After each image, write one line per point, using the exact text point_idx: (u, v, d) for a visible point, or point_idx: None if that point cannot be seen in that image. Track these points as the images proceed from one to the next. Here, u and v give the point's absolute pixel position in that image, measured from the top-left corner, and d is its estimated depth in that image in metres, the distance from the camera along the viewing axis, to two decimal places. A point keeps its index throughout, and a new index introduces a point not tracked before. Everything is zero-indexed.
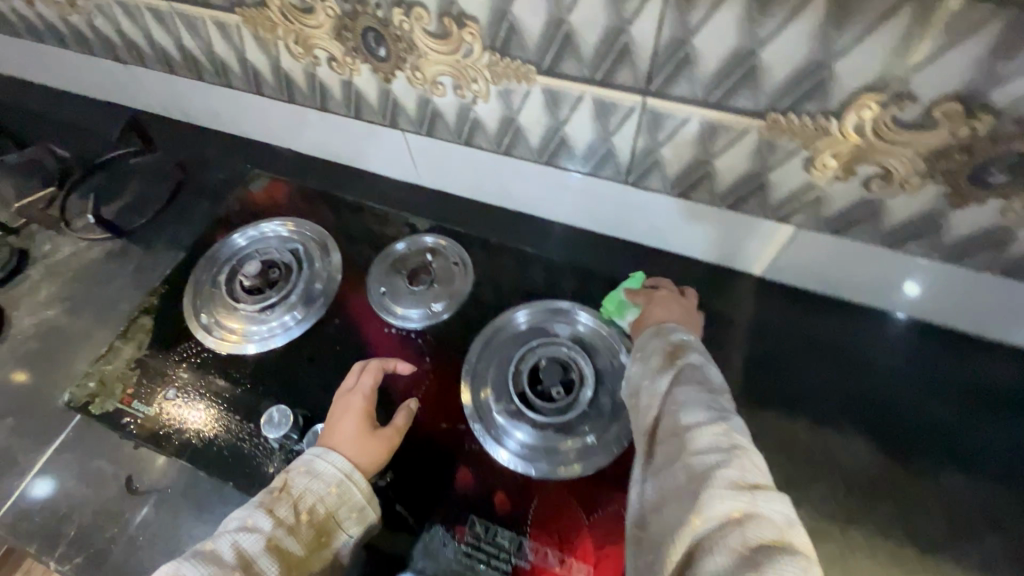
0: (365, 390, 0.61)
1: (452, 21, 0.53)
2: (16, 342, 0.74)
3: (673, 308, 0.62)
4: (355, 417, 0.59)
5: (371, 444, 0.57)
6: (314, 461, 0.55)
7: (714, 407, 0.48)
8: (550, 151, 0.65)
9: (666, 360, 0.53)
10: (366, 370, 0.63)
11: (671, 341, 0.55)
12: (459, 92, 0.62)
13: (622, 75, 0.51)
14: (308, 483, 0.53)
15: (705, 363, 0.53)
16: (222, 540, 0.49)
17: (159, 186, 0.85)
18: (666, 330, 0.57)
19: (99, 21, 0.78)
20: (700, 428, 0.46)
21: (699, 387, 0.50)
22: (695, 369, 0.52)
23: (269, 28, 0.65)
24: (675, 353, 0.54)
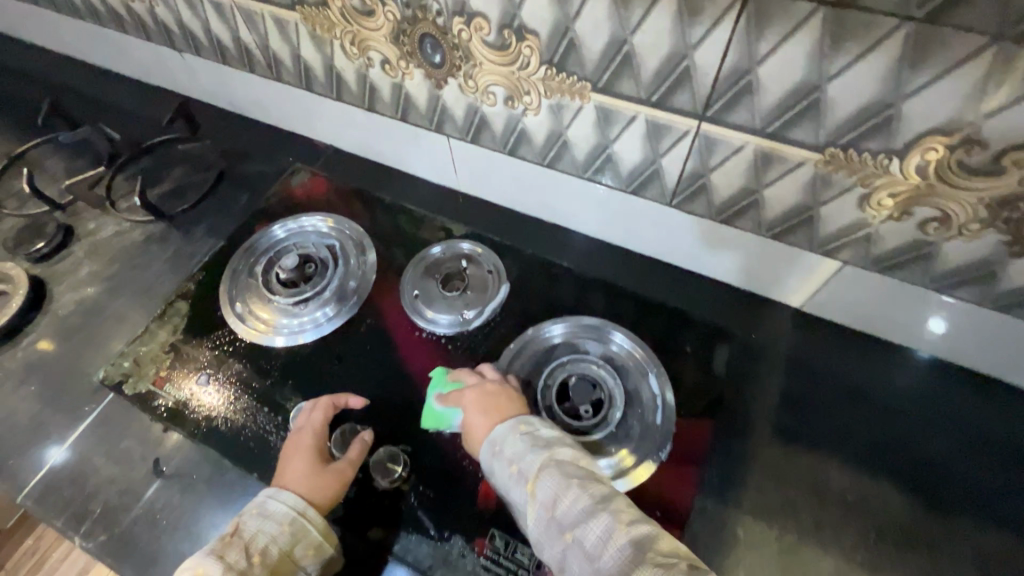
0: (314, 428, 0.61)
1: (512, 34, 0.54)
2: (54, 317, 0.75)
3: (491, 398, 0.59)
4: (305, 454, 0.59)
5: (324, 480, 0.57)
6: (266, 502, 0.55)
7: (596, 509, 0.46)
8: (594, 168, 0.65)
9: (526, 482, 0.50)
10: (317, 405, 0.63)
11: (515, 455, 0.52)
12: (510, 103, 0.62)
13: (679, 99, 0.51)
14: (259, 526, 0.54)
15: (552, 456, 0.51)
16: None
17: (203, 173, 0.87)
18: (497, 445, 0.54)
19: (160, 10, 0.80)
20: (603, 545, 0.44)
21: (566, 488, 0.48)
22: (555, 470, 0.50)
23: (327, 28, 0.66)
24: (523, 472, 0.51)
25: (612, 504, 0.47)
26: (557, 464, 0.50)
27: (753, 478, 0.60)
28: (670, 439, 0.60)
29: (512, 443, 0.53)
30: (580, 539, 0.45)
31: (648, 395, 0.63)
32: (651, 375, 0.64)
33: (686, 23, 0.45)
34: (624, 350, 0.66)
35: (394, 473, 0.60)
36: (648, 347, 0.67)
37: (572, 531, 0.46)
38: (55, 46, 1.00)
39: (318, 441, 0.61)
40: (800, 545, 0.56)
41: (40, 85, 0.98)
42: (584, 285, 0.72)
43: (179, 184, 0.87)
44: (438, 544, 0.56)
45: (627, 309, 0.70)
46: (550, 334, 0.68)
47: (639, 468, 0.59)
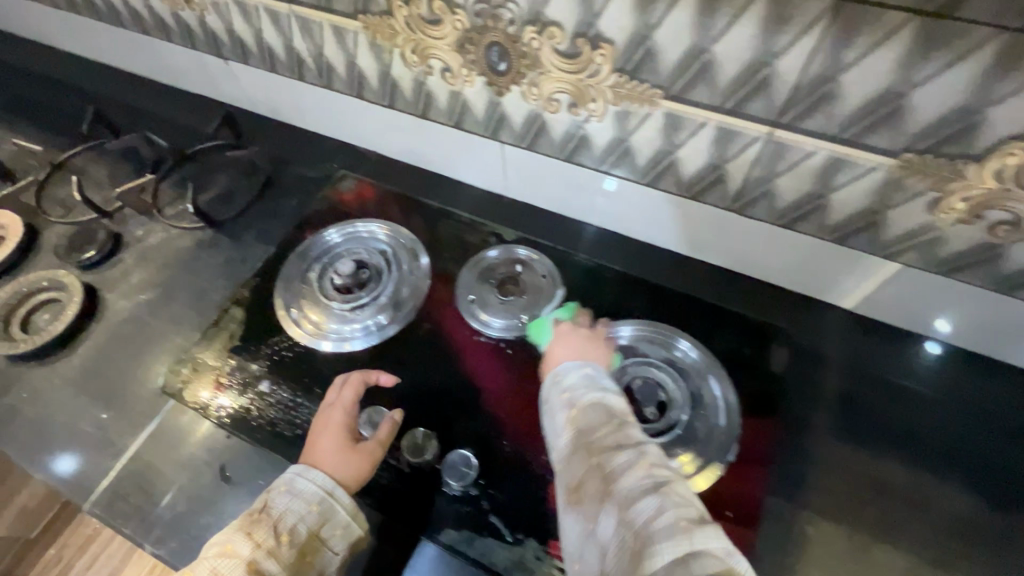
0: (346, 406, 0.62)
1: (586, 42, 0.54)
2: (108, 324, 0.75)
3: (577, 343, 0.62)
4: (333, 432, 0.60)
5: (354, 460, 0.58)
6: (295, 479, 0.55)
7: (629, 446, 0.48)
8: (654, 173, 0.66)
9: (569, 408, 0.52)
10: (348, 384, 0.64)
11: (567, 385, 0.54)
12: (574, 110, 0.63)
13: (754, 106, 0.52)
14: (288, 503, 0.54)
15: (603, 396, 0.52)
16: (202, 566, 0.50)
17: (249, 179, 0.88)
18: (559, 375, 0.56)
19: (211, 18, 0.80)
20: (625, 474, 0.46)
21: (609, 423, 0.50)
22: (600, 406, 0.51)
23: (388, 36, 0.66)
24: (572, 399, 0.53)
25: (647, 450, 0.48)
26: (605, 403, 0.51)
27: (819, 478, 0.60)
28: (735, 442, 0.61)
29: (570, 375, 0.55)
30: (603, 465, 0.47)
31: (712, 399, 0.63)
32: (716, 381, 0.64)
33: (771, 32, 0.46)
34: (690, 357, 0.66)
35: (470, 474, 0.60)
36: (710, 352, 0.67)
37: (596, 457, 0.48)
38: (91, 54, 1.00)
39: (349, 420, 0.62)
40: (869, 543, 0.57)
41: (78, 93, 0.98)
42: (639, 289, 0.73)
43: (225, 190, 0.87)
44: (514, 547, 0.57)
45: (684, 313, 0.71)
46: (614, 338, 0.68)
47: (708, 470, 0.59)
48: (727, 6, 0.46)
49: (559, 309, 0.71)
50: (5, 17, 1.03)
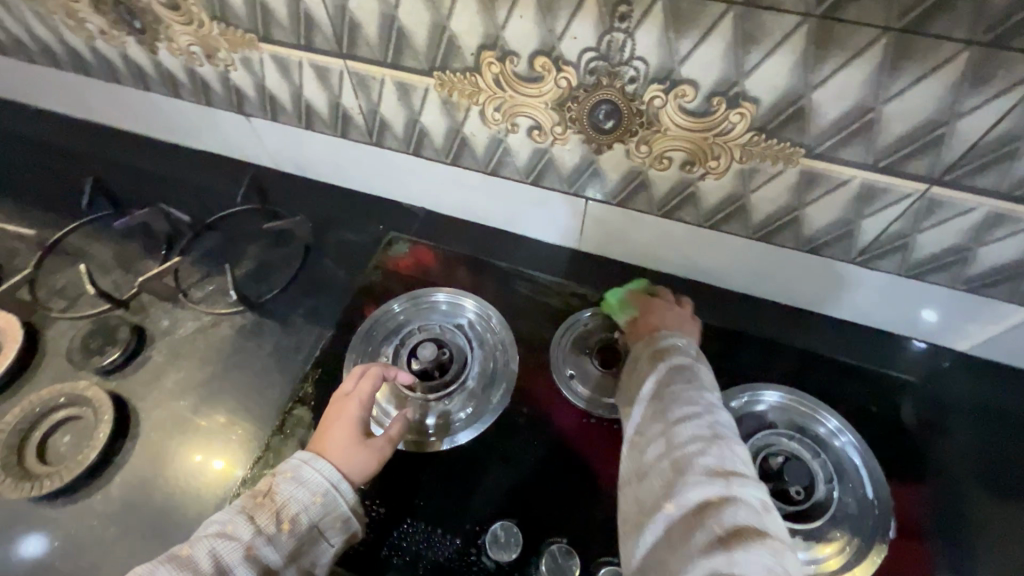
0: (362, 397, 0.58)
1: (724, 101, 0.49)
2: (148, 440, 0.64)
3: (669, 316, 0.61)
4: (346, 423, 0.56)
5: (362, 455, 0.55)
6: (301, 467, 0.51)
7: (700, 402, 0.48)
8: (770, 228, 0.61)
9: (656, 362, 0.53)
10: (366, 375, 0.59)
11: (663, 345, 0.55)
12: (688, 168, 0.57)
13: (915, 164, 0.48)
14: (292, 491, 0.50)
15: (692, 364, 0.52)
16: (199, 546, 0.46)
17: (286, 249, 0.78)
18: (658, 338, 0.56)
19: (237, 74, 0.70)
20: (687, 421, 0.46)
21: (687, 383, 0.50)
22: (684, 367, 0.52)
23: (468, 94, 0.59)
24: (660, 355, 0.53)
25: (719, 418, 0.47)
26: (691, 369, 0.51)
27: (985, 547, 0.57)
28: (893, 515, 0.56)
29: (666, 339, 0.56)
30: (667, 409, 0.48)
31: (860, 471, 0.58)
32: (863, 453, 0.59)
33: (962, 92, 0.42)
34: (833, 432, 0.60)
35: None
36: (848, 420, 0.62)
37: (663, 401, 0.49)
38: (91, 116, 0.90)
39: (364, 413, 0.58)
40: None
41: (76, 161, 0.87)
42: (749, 347, 0.68)
43: (259, 264, 0.76)
44: None
45: (801, 370, 0.66)
46: (756, 404, 0.63)
47: (874, 550, 0.54)
48: (916, 64, 0.41)
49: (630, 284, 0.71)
50: None
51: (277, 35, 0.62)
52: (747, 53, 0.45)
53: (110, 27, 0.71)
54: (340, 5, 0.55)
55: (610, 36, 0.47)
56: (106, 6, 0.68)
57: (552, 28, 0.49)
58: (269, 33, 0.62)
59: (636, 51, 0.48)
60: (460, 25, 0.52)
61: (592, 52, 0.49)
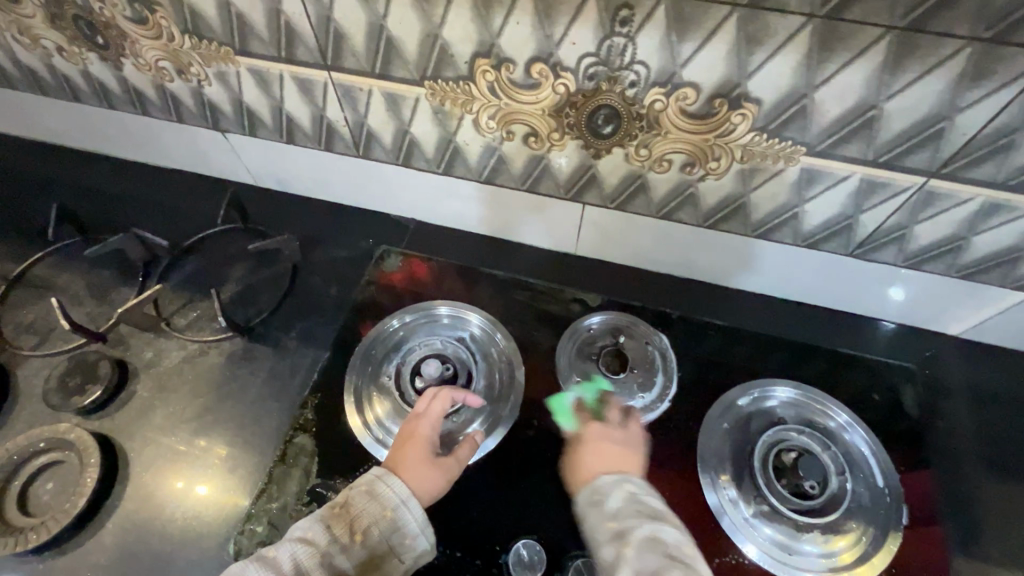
0: (434, 418, 0.57)
1: (725, 102, 0.48)
2: (140, 482, 0.60)
3: (607, 451, 0.54)
4: (421, 442, 0.55)
5: (432, 476, 0.53)
6: (376, 481, 0.51)
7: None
8: (769, 226, 0.61)
9: (619, 543, 0.44)
10: (438, 396, 0.58)
11: (612, 505, 0.48)
12: (688, 170, 0.57)
13: (914, 158, 0.48)
14: (366, 503, 0.49)
15: (657, 529, 0.45)
16: (283, 548, 0.47)
17: (271, 270, 0.74)
18: (599, 498, 0.49)
19: (212, 89, 0.66)
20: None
21: (641, 519, 0.46)
22: (659, 545, 0.43)
23: (461, 103, 0.57)
24: (623, 532, 0.45)
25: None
26: (665, 542, 0.43)
27: (991, 525, 0.58)
28: (904, 502, 0.57)
29: (612, 493, 0.49)
30: (632, 562, 0.42)
31: (868, 461, 0.59)
32: (870, 444, 0.60)
33: (962, 87, 0.42)
34: (843, 426, 0.61)
35: None
36: (855, 412, 0.63)
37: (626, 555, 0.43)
38: (56, 139, 0.86)
39: (435, 435, 0.56)
40: None
41: (41, 187, 0.83)
42: (752, 345, 0.68)
43: (243, 286, 0.73)
44: None
45: (804, 363, 0.67)
46: (766, 400, 0.63)
47: (889, 538, 0.55)
48: (918, 61, 0.41)
49: (585, 386, 0.63)
50: None
51: (256, 48, 0.59)
52: (750, 55, 0.44)
53: (69, 43, 0.67)
54: (323, 15, 0.53)
55: (610, 41, 0.46)
56: (63, 21, 0.64)
57: (550, 33, 0.47)
58: (246, 45, 0.59)
59: (637, 55, 0.47)
60: (453, 33, 0.50)
61: (592, 58, 0.48)
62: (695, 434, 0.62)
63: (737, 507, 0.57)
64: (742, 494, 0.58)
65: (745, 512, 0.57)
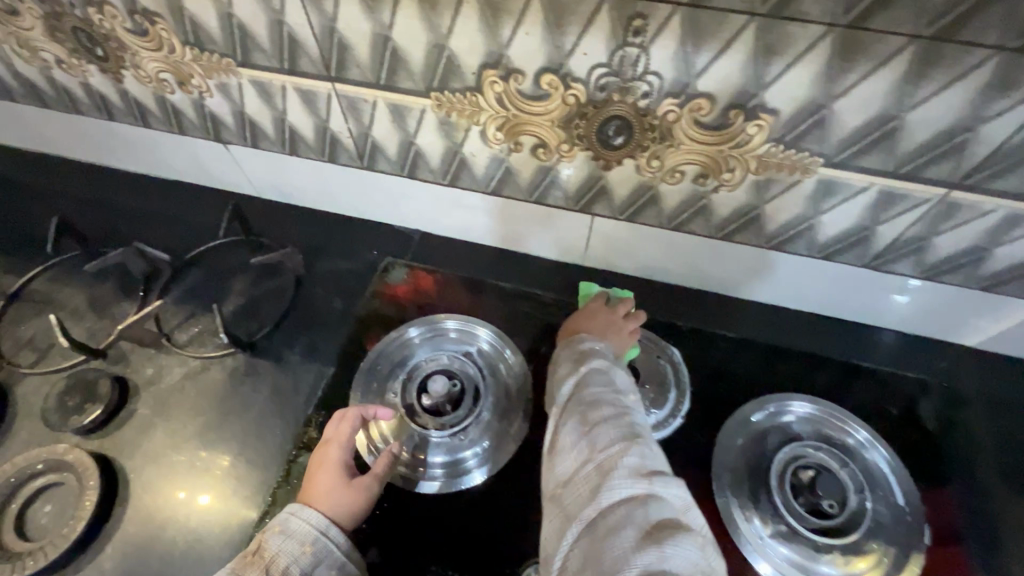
0: (342, 441, 0.57)
1: (741, 113, 0.47)
2: (139, 503, 0.59)
3: (599, 321, 0.61)
4: (330, 468, 0.55)
5: (349, 496, 0.54)
6: (289, 518, 0.50)
7: (618, 402, 0.46)
8: (784, 237, 0.60)
9: (577, 364, 0.52)
10: (343, 419, 0.58)
11: (584, 348, 0.54)
12: (701, 181, 0.55)
13: (935, 170, 0.47)
14: (280, 544, 0.48)
15: (611, 366, 0.51)
16: None
17: (274, 283, 0.73)
18: (576, 340, 0.56)
19: (214, 101, 0.65)
20: (606, 421, 0.44)
21: (597, 355, 0.53)
22: (603, 372, 0.50)
23: (468, 114, 0.56)
24: (582, 358, 0.53)
25: (635, 412, 0.46)
26: (611, 373, 0.50)
27: (1018, 544, 0.56)
28: (926, 522, 0.56)
29: (588, 344, 0.55)
30: (577, 382, 0.50)
31: (888, 478, 0.58)
32: (889, 461, 0.59)
33: (988, 98, 0.41)
34: (862, 442, 0.60)
35: None
36: (874, 428, 0.61)
37: (576, 376, 0.50)
38: (55, 150, 0.85)
39: (348, 457, 0.57)
40: None
41: (42, 200, 0.82)
42: (765, 357, 0.67)
43: (246, 299, 0.72)
44: None
45: (819, 375, 0.65)
46: (783, 415, 0.62)
47: (913, 560, 0.53)
48: (943, 71, 0.40)
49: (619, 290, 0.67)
50: None
51: (259, 60, 0.58)
52: (767, 65, 0.43)
53: (69, 55, 0.65)
54: (327, 26, 0.51)
55: (623, 52, 0.45)
56: (62, 33, 0.62)
57: (560, 44, 0.46)
58: (248, 56, 0.58)
59: (650, 66, 0.46)
60: (460, 44, 0.49)
61: (603, 68, 0.47)
62: (708, 450, 0.60)
63: (752, 525, 0.55)
64: (758, 512, 0.56)
65: (762, 531, 0.55)
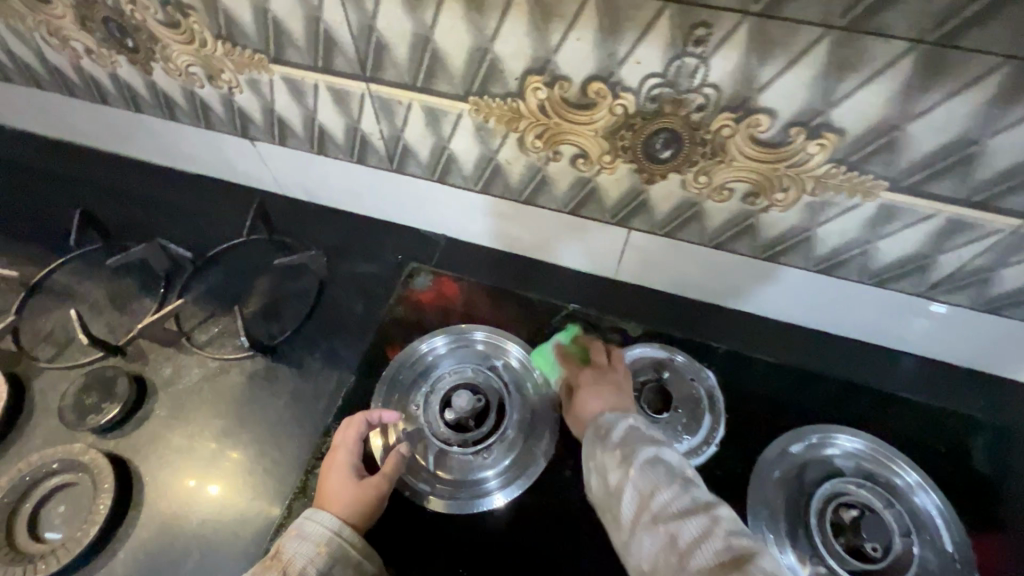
0: (350, 444, 0.56)
1: (803, 131, 0.44)
2: (153, 508, 0.57)
3: (610, 392, 0.55)
4: (339, 470, 0.54)
5: (361, 496, 0.53)
6: (304, 522, 0.50)
7: (697, 508, 0.42)
8: (834, 262, 0.57)
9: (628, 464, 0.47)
10: (349, 424, 0.57)
11: (618, 441, 0.49)
12: (751, 200, 0.52)
13: (1012, 199, 0.44)
14: (296, 547, 0.49)
15: (660, 453, 0.47)
16: None
17: (297, 285, 0.71)
18: (607, 432, 0.50)
19: (244, 97, 0.63)
20: (695, 539, 0.40)
21: (649, 446, 0.48)
22: (658, 466, 0.46)
23: (507, 121, 0.53)
24: (628, 456, 0.47)
25: (716, 513, 0.42)
26: (666, 463, 0.46)
27: None
28: (977, 569, 0.52)
29: (619, 430, 0.50)
30: (638, 490, 0.45)
31: (937, 522, 0.54)
32: (939, 504, 0.55)
33: None
34: (911, 485, 0.56)
35: None
36: (921, 466, 0.58)
37: (632, 482, 0.45)
38: (79, 139, 0.84)
39: (358, 459, 0.56)
40: None
41: (66, 190, 0.81)
42: (805, 384, 0.63)
43: (267, 301, 0.70)
44: None
45: (863, 406, 0.62)
46: (825, 447, 0.59)
47: None
48: None
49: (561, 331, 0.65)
50: None
51: (293, 57, 0.55)
52: (838, 82, 0.40)
53: (99, 45, 0.64)
54: (366, 25, 0.49)
55: (680, 62, 0.42)
56: (93, 23, 0.61)
57: (612, 52, 0.44)
58: (282, 53, 0.55)
59: (709, 78, 0.43)
60: (505, 48, 0.46)
61: (657, 79, 0.44)
62: (744, 481, 0.57)
63: (791, 563, 0.52)
64: (796, 549, 0.53)
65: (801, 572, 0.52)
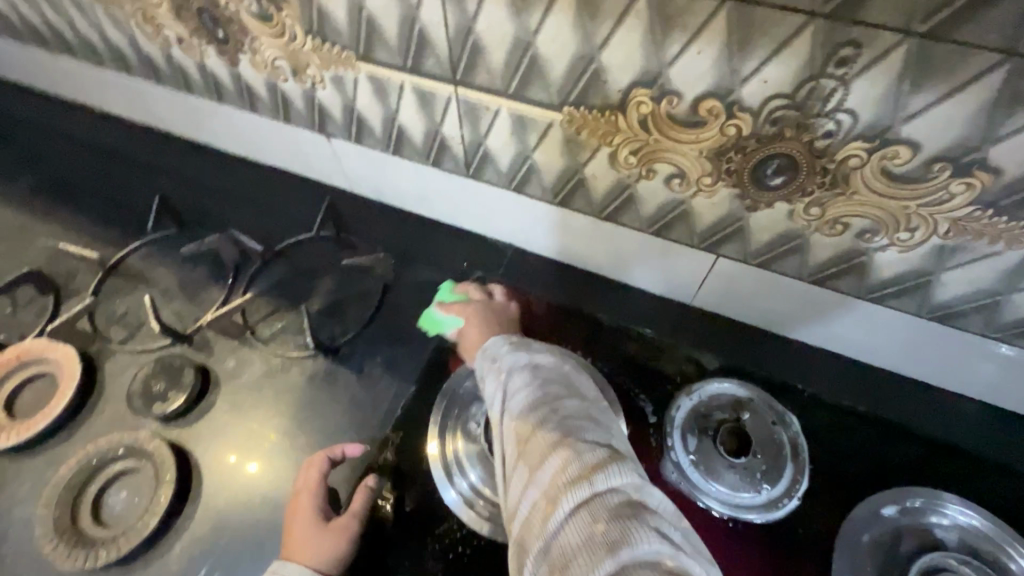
0: (312, 485, 0.54)
1: (949, 168, 0.39)
2: (209, 502, 0.57)
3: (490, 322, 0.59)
4: (304, 516, 0.53)
5: (329, 541, 0.51)
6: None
7: (546, 398, 0.42)
8: (955, 311, 0.51)
9: (496, 368, 0.47)
10: (309, 465, 0.56)
11: (495, 351, 0.49)
12: (867, 237, 0.47)
13: None
14: None
15: (531, 355, 0.47)
16: None
17: (360, 285, 0.70)
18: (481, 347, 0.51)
19: (325, 93, 0.62)
20: (534, 424, 0.40)
21: (517, 348, 0.48)
22: (527, 362, 0.46)
23: (601, 134, 0.50)
24: (497, 359, 0.48)
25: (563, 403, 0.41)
26: (533, 365, 0.45)
27: None
28: None
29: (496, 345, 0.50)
30: (502, 388, 0.45)
31: None
32: None
33: None
34: None
35: None
36: None
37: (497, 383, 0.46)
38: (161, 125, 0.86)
39: (323, 500, 0.54)
40: None
41: (145, 175, 0.82)
42: (901, 439, 0.57)
43: (330, 300, 0.69)
44: None
45: (966, 470, 0.56)
46: (930, 514, 0.52)
47: None
48: None
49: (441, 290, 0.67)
50: (54, 77, 0.87)
51: (381, 56, 0.54)
52: (1005, 116, 0.35)
53: (190, 35, 0.64)
54: (464, 27, 0.47)
55: (815, 83, 0.38)
56: (188, 13, 0.61)
57: (736, 69, 0.40)
58: (370, 52, 0.54)
59: (845, 103, 0.38)
60: (613, 58, 0.43)
61: (783, 100, 0.40)
62: (828, 543, 0.52)
63: None
64: None
65: None
